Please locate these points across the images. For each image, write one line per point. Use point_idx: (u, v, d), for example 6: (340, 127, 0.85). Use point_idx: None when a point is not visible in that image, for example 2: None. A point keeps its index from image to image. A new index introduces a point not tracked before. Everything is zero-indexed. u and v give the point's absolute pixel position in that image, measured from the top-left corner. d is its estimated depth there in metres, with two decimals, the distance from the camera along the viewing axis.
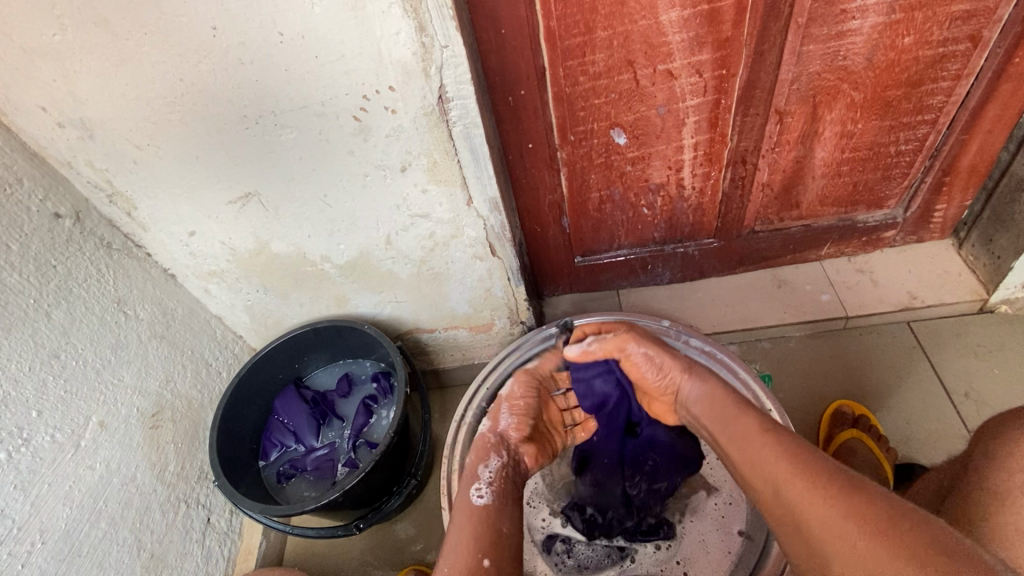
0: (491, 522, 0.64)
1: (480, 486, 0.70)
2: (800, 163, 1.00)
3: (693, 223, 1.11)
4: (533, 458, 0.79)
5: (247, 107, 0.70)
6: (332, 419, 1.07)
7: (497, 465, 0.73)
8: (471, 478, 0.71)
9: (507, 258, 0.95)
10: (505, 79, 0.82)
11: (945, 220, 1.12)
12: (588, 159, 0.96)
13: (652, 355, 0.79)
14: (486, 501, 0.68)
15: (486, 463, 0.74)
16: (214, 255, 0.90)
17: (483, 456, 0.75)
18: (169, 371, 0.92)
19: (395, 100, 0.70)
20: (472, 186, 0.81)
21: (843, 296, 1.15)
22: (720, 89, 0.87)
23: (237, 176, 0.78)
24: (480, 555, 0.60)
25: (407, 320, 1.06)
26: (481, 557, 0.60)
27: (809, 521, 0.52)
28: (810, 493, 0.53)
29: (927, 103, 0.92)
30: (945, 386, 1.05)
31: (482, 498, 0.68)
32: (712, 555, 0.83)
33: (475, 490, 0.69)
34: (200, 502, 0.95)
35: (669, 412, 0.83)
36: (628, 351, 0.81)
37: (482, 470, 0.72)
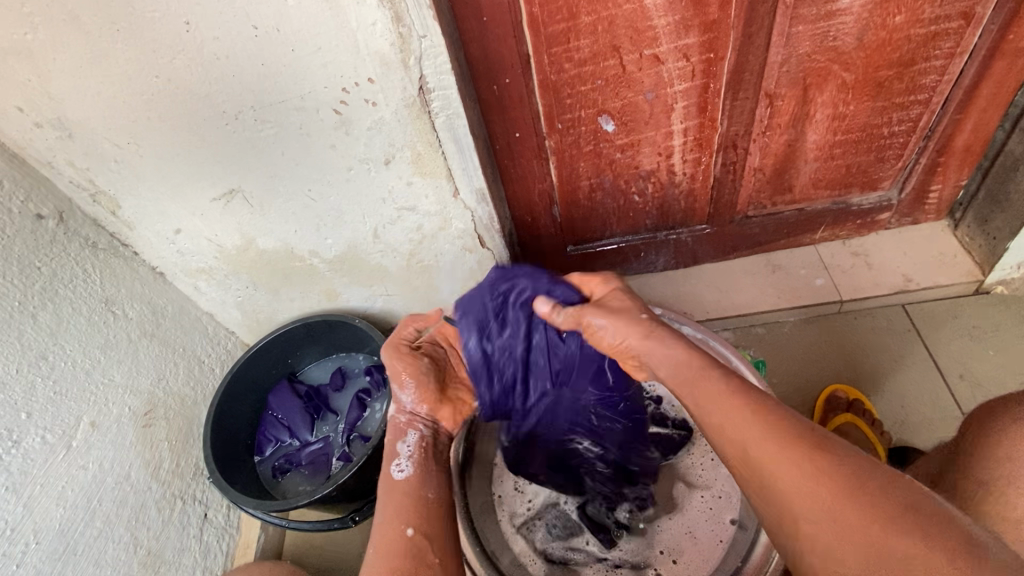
0: (422, 488, 0.69)
1: (401, 461, 0.72)
2: (792, 146, 0.99)
3: (685, 209, 1.10)
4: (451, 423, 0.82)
5: (226, 103, 0.69)
6: (326, 413, 1.08)
7: (415, 439, 0.76)
8: (391, 454, 0.73)
9: (497, 249, 0.94)
10: (488, 67, 0.81)
11: (940, 201, 1.11)
12: (576, 147, 0.95)
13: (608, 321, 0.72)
14: (406, 476, 0.70)
15: (405, 439, 0.75)
16: (201, 253, 0.90)
17: (400, 434, 0.76)
18: (161, 369, 0.92)
19: (375, 92, 0.69)
20: (457, 177, 0.81)
21: (837, 280, 1.14)
22: (708, 74, 0.86)
23: (220, 172, 0.78)
24: (405, 526, 0.63)
25: (398, 314, 1.06)
26: (405, 528, 0.63)
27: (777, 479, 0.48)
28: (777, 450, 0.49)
29: (920, 83, 0.90)
30: (940, 368, 1.05)
31: (403, 471, 0.71)
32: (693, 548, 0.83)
33: (396, 466, 0.72)
34: (196, 498, 0.95)
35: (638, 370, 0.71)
36: (587, 323, 0.75)
37: (402, 445, 0.75)
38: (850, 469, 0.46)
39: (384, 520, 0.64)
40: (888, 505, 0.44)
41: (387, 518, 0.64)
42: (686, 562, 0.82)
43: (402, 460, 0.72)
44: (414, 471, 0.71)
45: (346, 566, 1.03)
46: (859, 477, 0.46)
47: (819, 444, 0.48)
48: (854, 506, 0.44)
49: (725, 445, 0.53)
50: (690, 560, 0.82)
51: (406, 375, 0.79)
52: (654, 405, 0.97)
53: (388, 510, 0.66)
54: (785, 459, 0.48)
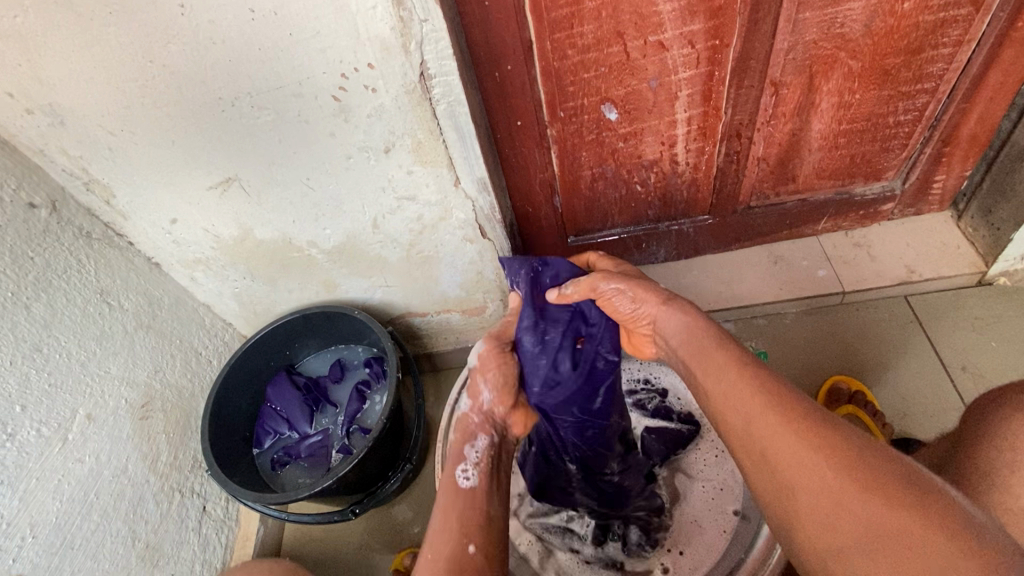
0: (486, 501, 0.59)
1: (466, 467, 0.62)
2: (797, 135, 0.98)
3: (687, 199, 1.08)
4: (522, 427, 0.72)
5: (222, 89, 0.67)
6: (325, 405, 1.07)
7: (485, 444, 0.65)
8: (456, 458, 0.63)
9: (498, 240, 0.93)
10: (489, 54, 0.79)
11: (944, 191, 1.10)
12: (578, 136, 0.94)
13: (626, 287, 0.70)
14: (473, 484, 0.60)
15: (474, 443, 0.65)
16: (198, 243, 0.89)
17: (468, 436, 0.66)
18: (158, 361, 0.90)
19: (375, 78, 0.67)
20: (459, 166, 0.79)
21: (839, 271, 1.13)
22: (714, 61, 0.84)
23: (216, 161, 0.76)
24: (467, 542, 0.54)
25: (398, 305, 1.05)
26: (467, 542, 0.54)
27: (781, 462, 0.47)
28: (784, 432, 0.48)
29: (927, 71, 0.89)
30: (942, 359, 1.04)
31: (468, 480, 0.60)
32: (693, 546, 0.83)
33: (460, 471, 0.61)
34: (194, 491, 0.94)
35: (648, 342, 0.73)
36: (602, 291, 0.72)
37: (470, 448, 0.64)
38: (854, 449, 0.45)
39: (438, 533, 0.56)
40: (894, 487, 0.42)
41: (442, 527, 0.56)
42: (690, 552, 0.82)
43: (467, 465, 0.62)
44: (482, 480, 0.61)
45: (347, 558, 1.04)
46: (864, 458, 0.45)
47: (830, 420, 0.48)
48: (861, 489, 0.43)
49: (727, 417, 0.52)
50: (694, 550, 0.82)
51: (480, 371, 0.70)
52: (660, 398, 0.97)
53: (442, 518, 0.57)
54: (789, 433, 0.47)
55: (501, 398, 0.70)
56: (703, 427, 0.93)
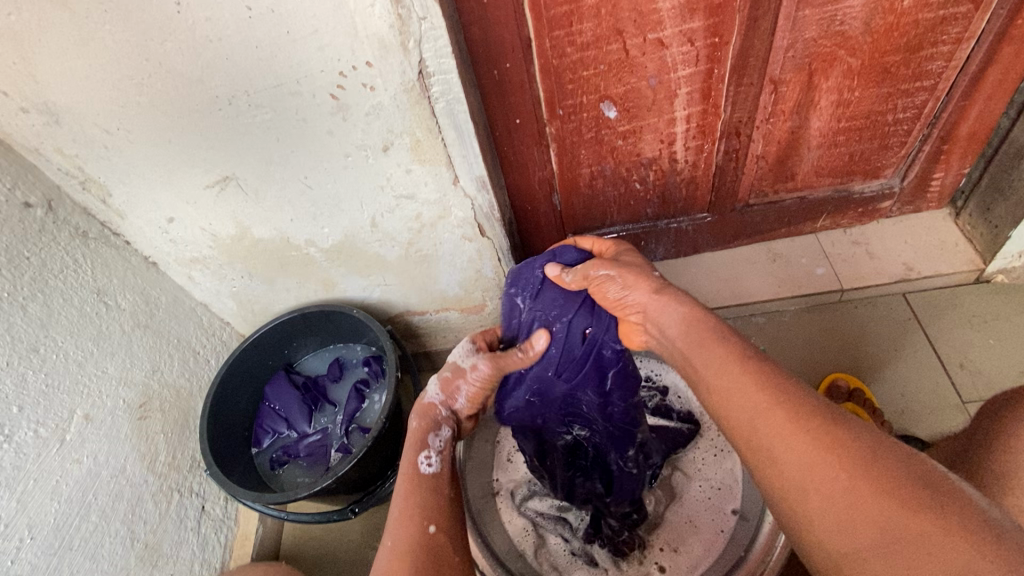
0: (443, 487, 0.61)
1: (429, 453, 0.64)
2: (796, 133, 0.98)
3: (686, 197, 1.08)
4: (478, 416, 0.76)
5: (219, 87, 0.67)
6: (324, 404, 1.07)
7: (448, 436, 0.67)
8: (417, 445, 0.65)
9: (497, 238, 0.93)
10: (487, 51, 0.78)
11: (942, 188, 1.10)
12: (577, 134, 0.94)
13: (620, 274, 0.66)
14: (434, 471, 0.62)
15: (437, 433, 0.67)
16: (195, 242, 0.88)
17: (431, 425, 0.68)
18: (155, 361, 0.90)
19: (373, 76, 0.67)
20: (458, 165, 0.79)
21: (837, 268, 1.13)
22: (713, 58, 0.84)
23: (214, 159, 0.76)
24: (425, 522, 0.56)
25: (396, 304, 1.04)
26: (427, 524, 0.56)
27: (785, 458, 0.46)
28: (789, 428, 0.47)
29: (926, 68, 0.89)
30: (941, 357, 1.05)
31: (430, 466, 0.62)
32: (691, 547, 0.83)
33: (422, 458, 0.63)
34: (193, 491, 0.94)
35: (637, 334, 0.69)
36: (593, 277, 0.68)
37: (432, 438, 0.66)
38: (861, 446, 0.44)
39: (403, 516, 0.57)
40: (902, 483, 0.41)
41: (407, 506, 0.58)
42: (686, 552, 0.83)
43: (431, 454, 0.64)
44: (443, 467, 0.63)
45: (346, 556, 1.04)
46: (873, 453, 0.43)
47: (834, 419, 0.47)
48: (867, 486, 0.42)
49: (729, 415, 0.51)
50: (690, 551, 0.83)
51: (461, 375, 0.70)
52: (660, 396, 0.97)
53: (405, 500, 0.59)
54: (795, 431, 0.46)
55: (471, 403, 0.72)
56: (702, 426, 0.93)
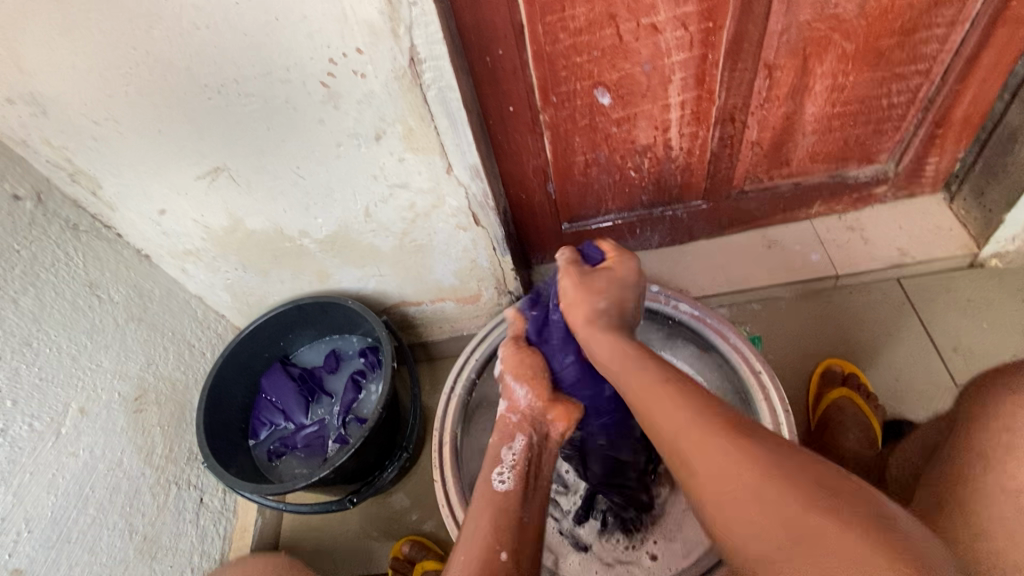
0: (517, 506, 0.62)
1: (502, 470, 0.66)
2: (790, 119, 0.98)
3: (681, 184, 1.08)
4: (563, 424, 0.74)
5: (209, 76, 0.66)
6: (321, 396, 1.07)
7: (522, 446, 0.69)
8: (493, 461, 0.67)
9: (492, 228, 0.93)
10: (480, 38, 0.78)
11: (937, 173, 1.10)
12: (571, 122, 0.93)
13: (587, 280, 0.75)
14: (507, 489, 0.63)
15: (510, 444, 0.69)
16: (188, 234, 0.88)
17: (506, 438, 0.70)
18: (150, 353, 0.90)
19: (364, 63, 0.66)
20: (451, 153, 0.78)
21: (832, 254, 1.13)
22: (707, 43, 0.83)
23: (205, 150, 0.75)
24: (497, 546, 0.56)
25: (392, 295, 1.04)
26: (498, 549, 0.56)
27: (701, 467, 0.48)
28: (709, 439, 0.49)
29: (921, 52, 0.88)
30: (935, 342, 1.05)
31: (503, 483, 0.64)
32: (688, 533, 0.85)
33: (497, 475, 0.65)
34: (191, 483, 0.94)
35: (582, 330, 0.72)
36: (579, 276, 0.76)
37: (505, 450, 0.68)
38: (778, 457, 0.45)
39: (472, 538, 0.57)
40: (812, 491, 0.42)
41: (480, 527, 0.59)
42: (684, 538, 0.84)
43: (504, 470, 0.66)
44: (517, 483, 0.64)
45: (345, 547, 1.04)
46: (784, 464, 0.44)
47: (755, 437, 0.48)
48: (781, 491, 0.43)
49: (664, 435, 0.53)
50: (687, 536, 0.84)
51: (507, 377, 0.76)
52: None
53: (480, 525, 0.59)
54: (713, 444, 0.48)
55: (536, 398, 0.74)
56: None
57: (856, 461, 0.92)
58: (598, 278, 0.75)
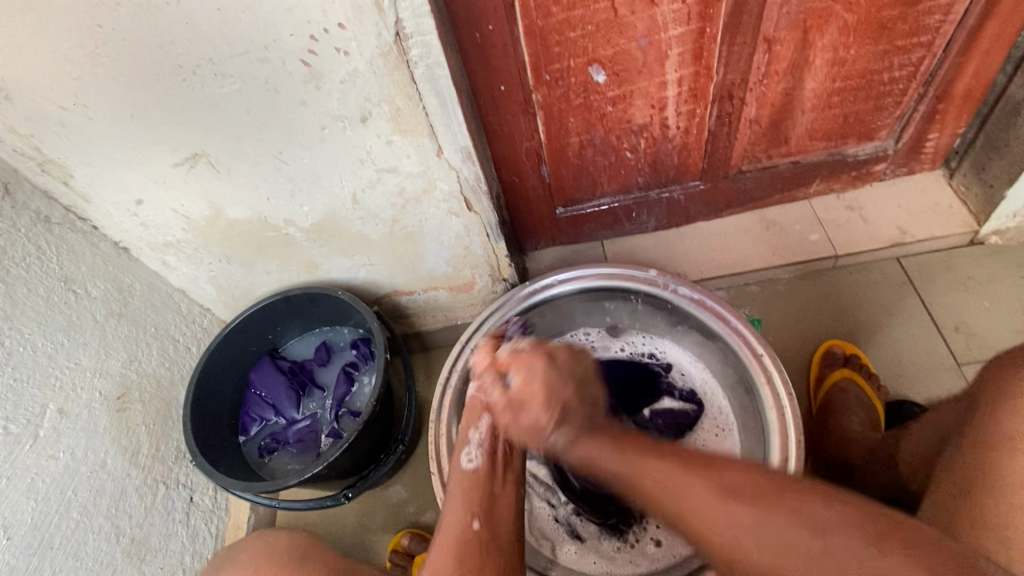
0: (488, 484, 0.65)
1: (470, 450, 0.68)
2: (789, 95, 0.95)
3: (678, 165, 1.05)
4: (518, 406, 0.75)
5: (182, 56, 0.62)
6: (312, 389, 1.04)
7: (487, 432, 0.68)
8: (462, 439, 0.69)
9: (485, 213, 0.90)
10: (469, 12, 0.74)
11: (937, 150, 1.08)
12: (565, 101, 0.90)
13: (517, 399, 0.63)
14: (475, 466, 0.66)
15: (476, 427, 0.69)
16: (168, 225, 0.84)
17: (472, 419, 0.69)
18: (132, 350, 0.87)
19: (346, 40, 0.62)
20: (441, 134, 0.75)
21: (831, 234, 1.11)
22: (704, 16, 0.80)
23: (181, 135, 0.71)
24: (470, 519, 0.62)
25: (383, 284, 1.01)
26: (471, 520, 0.61)
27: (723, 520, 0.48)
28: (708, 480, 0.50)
29: (924, 23, 0.86)
30: (936, 321, 1.04)
31: (471, 462, 0.67)
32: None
33: (465, 455, 0.67)
34: (180, 482, 0.92)
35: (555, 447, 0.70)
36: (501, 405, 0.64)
37: (472, 433, 0.68)
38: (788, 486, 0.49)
39: (453, 510, 0.64)
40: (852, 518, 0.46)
41: (456, 512, 0.63)
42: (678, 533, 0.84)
43: (471, 449, 0.68)
44: (485, 461, 0.67)
45: (342, 542, 1.03)
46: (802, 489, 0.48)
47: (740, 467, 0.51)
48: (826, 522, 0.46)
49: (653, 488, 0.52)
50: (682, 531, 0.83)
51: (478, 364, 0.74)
52: (665, 373, 0.98)
53: (453, 508, 0.64)
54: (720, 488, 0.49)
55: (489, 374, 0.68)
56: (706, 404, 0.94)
57: (862, 440, 0.90)
58: (524, 393, 0.62)
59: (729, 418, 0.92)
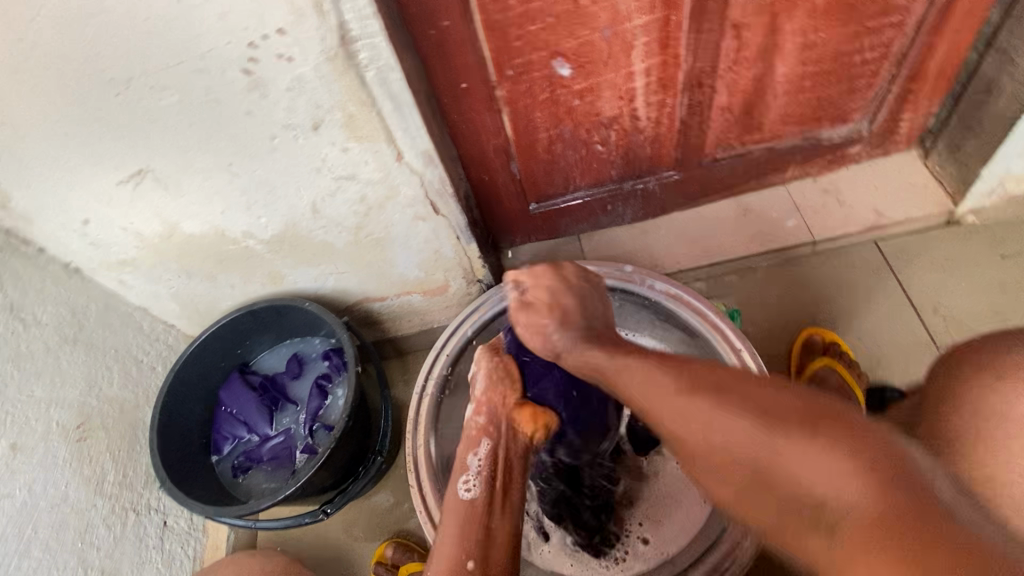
0: (485, 515, 0.63)
1: (468, 479, 0.66)
2: (760, 81, 0.92)
3: (651, 156, 1.03)
4: (529, 429, 0.70)
5: (112, 68, 0.58)
6: (285, 404, 1.01)
7: (487, 451, 0.68)
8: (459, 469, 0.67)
9: (452, 215, 0.87)
10: (422, 9, 0.70)
11: (911, 130, 1.07)
12: (530, 96, 0.87)
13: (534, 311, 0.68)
14: (473, 498, 0.64)
15: (476, 451, 0.69)
16: (119, 244, 0.80)
17: (469, 447, 0.69)
18: (90, 376, 0.83)
19: (288, 45, 0.59)
20: (399, 139, 0.72)
21: (808, 220, 1.10)
22: (669, 4, 0.77)
23: (122, 151, 0.67)
24: (465, 556, 0.59)
25: (353, 292, 0.98)
26: (466, 559, 0.58)
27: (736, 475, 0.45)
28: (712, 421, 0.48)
29: (893, 3, 0.84)
30: (914, 303, 1.03)
31: (469, 491, 0.65)
32: (672, 523, 0.82)
33: (462, 484, 0.65)
34: (151, 507, 0.89)
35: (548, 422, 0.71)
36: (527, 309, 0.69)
37: (473, 457, 0.68)
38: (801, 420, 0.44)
39: (446, 545, 0.61)
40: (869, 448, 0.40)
41: (450, 547, 0.60)
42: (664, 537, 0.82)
43: (470, 478, 0.66)
44: (483, 491, 0.65)
45: (325, 555, 1.01)
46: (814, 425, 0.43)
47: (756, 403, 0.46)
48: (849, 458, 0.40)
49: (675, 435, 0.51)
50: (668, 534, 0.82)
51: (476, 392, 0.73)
52: None
53: (447, 538, 0.61)
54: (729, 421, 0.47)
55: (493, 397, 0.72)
56: None
57: None
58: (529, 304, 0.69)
59: None
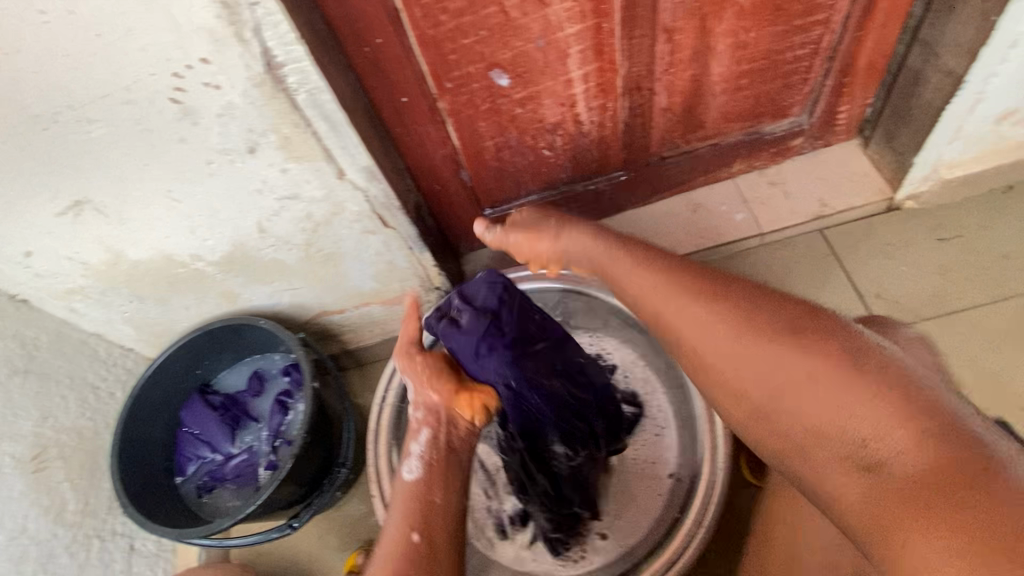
0: (428, 492, 0.63)
1: (410, 461, 0.66)
2: (697, 81, 0.95)
3: (598, 157, 1.05)
4: (468, 414, 0.68)
5: (36, 104, 0.58)
6: (247, 422, 1.01)
7: (427, 437, 0.67)
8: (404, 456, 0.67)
9: (402, 227, 0.88)
10: (353, 27, 0.71)
11: (850, 120, 1.10)
12: (472, 106, 0.88)
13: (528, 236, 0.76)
14: (414, 477, 0.64)
15: (417, 439, 0.68)
16: (64, 273, 0.79)
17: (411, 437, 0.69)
18: (44, 407, 0.84)
19: (214, 74, 0.59)
20: (338, 157, 0.73)
21: (756, 212, 1.13)
22: (598, 12, 0.79)
23: (57, 184, 0.67)
24: (409, 530, 0.59)
25: (311, 306, 0.99)
26: (411, 532, 0.58)
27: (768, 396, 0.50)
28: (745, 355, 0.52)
29: (817, 2, 0.86)
30: (858, 289, 1.07)
31: (412, 473, 0.65)
32: (630, 516, 0.86)
33: (405, 466, 0.66)
34: (116, 532, 0.90)
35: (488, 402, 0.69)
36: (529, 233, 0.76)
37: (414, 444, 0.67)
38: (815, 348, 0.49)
39: (393, 520, 0.61)
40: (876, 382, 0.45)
41: (396, 524, 0.60)
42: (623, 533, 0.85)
43: (411, 460, 0.66)
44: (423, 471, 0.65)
45: (298, 567, 1.02)
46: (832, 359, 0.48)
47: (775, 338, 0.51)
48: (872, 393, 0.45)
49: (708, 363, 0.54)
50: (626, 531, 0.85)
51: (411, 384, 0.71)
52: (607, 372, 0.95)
53: (396, 514, 0.62)
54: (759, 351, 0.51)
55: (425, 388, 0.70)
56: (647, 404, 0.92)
57: None
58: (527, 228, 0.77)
59: (665, 418, 0.91)
